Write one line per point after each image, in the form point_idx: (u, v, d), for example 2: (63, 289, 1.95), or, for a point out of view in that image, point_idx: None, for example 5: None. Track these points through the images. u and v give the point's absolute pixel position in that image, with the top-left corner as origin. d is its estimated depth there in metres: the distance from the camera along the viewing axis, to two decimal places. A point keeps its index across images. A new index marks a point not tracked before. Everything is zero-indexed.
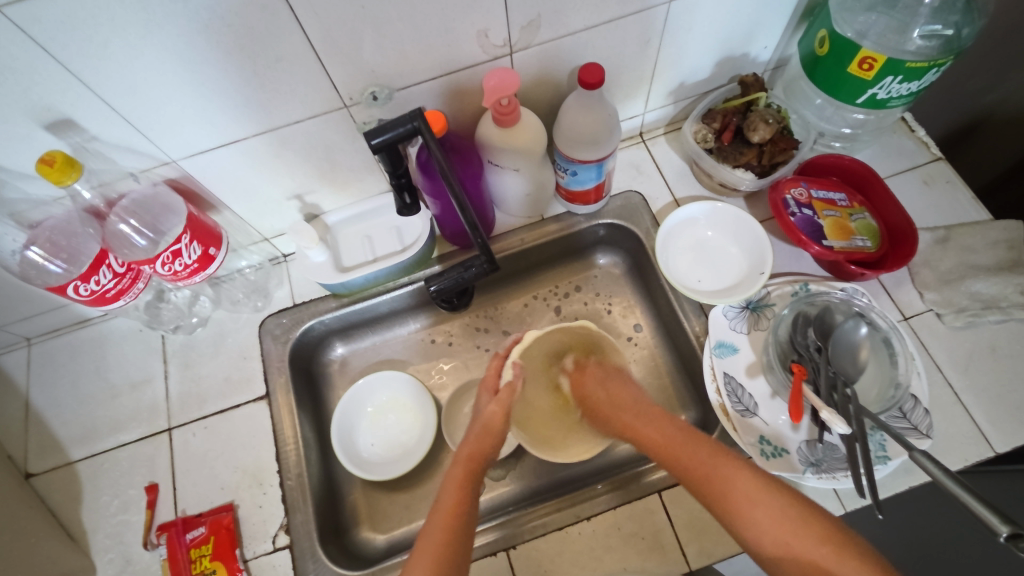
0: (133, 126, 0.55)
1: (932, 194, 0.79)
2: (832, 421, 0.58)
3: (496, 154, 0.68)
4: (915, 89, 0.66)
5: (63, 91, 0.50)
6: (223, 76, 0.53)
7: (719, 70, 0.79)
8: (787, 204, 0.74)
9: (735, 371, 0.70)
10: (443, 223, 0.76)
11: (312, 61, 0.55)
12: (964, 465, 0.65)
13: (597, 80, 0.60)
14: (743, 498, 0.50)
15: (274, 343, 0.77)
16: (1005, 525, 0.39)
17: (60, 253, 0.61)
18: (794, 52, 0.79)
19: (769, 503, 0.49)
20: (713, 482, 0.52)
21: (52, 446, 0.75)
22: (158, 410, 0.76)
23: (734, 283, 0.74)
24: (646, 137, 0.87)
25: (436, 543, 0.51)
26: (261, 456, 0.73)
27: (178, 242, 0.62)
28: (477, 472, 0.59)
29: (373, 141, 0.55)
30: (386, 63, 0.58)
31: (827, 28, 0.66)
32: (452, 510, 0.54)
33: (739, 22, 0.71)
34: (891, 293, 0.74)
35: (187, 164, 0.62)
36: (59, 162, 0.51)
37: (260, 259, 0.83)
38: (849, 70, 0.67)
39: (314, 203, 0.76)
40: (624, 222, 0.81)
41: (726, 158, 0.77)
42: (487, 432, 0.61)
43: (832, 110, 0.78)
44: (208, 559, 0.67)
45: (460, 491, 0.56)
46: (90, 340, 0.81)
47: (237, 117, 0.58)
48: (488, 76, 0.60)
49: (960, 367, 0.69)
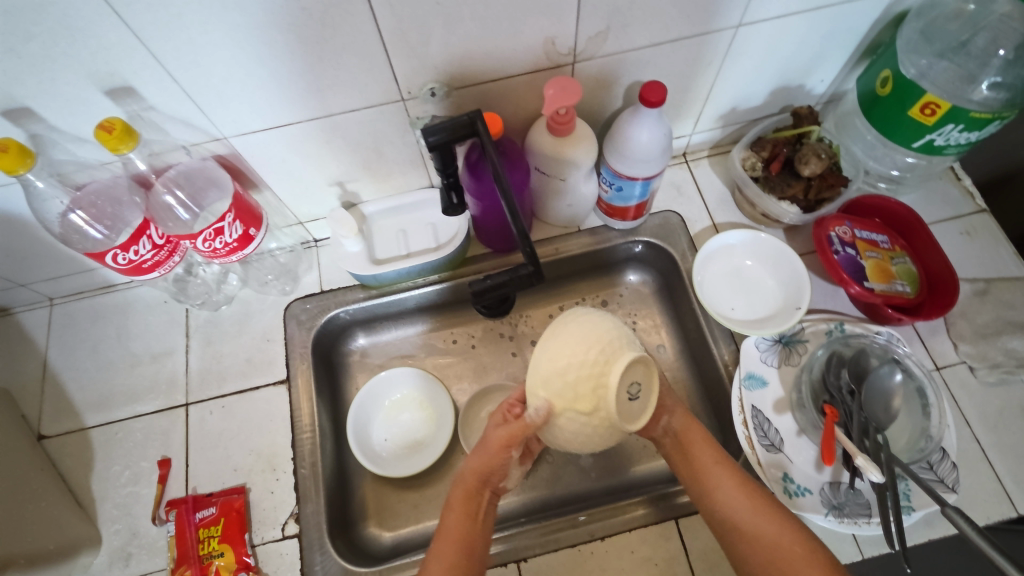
0: (191, 99, 0.54)
1: (974, 245, 0.78)
2: (866, 467, 0.57)
3: (548, 162, 0.67)
4: (974, 139, 0.66)
5: (128, 58, 0.49)
6: (286, 58, 0.52)
7: (773, 99, 0.78)
8: (831, 241, 0.73)
9: (763, 405, 0.69)
10: (482, 224, 0.75)
11: (378, 50, 0.54)
12: (986, 524, 0.64)
13: (659, 98, 0.60)
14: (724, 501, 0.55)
15: (298, 328, 0.77)
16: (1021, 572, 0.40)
17: (103, 219, 0.60)
18: (850, 88, 0.78)
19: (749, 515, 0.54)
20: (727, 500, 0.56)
21: (67, 410, 0.74)
22: (177, 384, 0.75)
23: (768, 314, 0.74)
24: (689, 158, 0.86)
25: (453, 534, 0.56)
26: (277, 441, 0.72)
27: (222, 221, 0.61)
28: (473, 497, 0.57)
29: (429, 138, 0.55)
30: (449, 61, 0.58)
31: (892, 68, 0.66)
32: (462, 507, 0.57)
33: (802, 53, 0.70)
34: (925, 341, 0.73)
35: (237, 142, 0.61)
36: (118, 129, 0.50)
37: (292, 242, 0.82)
38: (909, 113, 0.67)
39: (353, 191, 0.75)
40: (661, 242, 0.80)
41: (773, 189, 0.76)
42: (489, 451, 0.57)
43: (883, 150, 0.77)
44: (216, 540, 0.66)
45: (461, 494, 0.58)
46: (114, 306, 0.80)
47: (294, 100, 0.58)
48: (549, 84, 0.59)
49: (988, 424, 0.68)
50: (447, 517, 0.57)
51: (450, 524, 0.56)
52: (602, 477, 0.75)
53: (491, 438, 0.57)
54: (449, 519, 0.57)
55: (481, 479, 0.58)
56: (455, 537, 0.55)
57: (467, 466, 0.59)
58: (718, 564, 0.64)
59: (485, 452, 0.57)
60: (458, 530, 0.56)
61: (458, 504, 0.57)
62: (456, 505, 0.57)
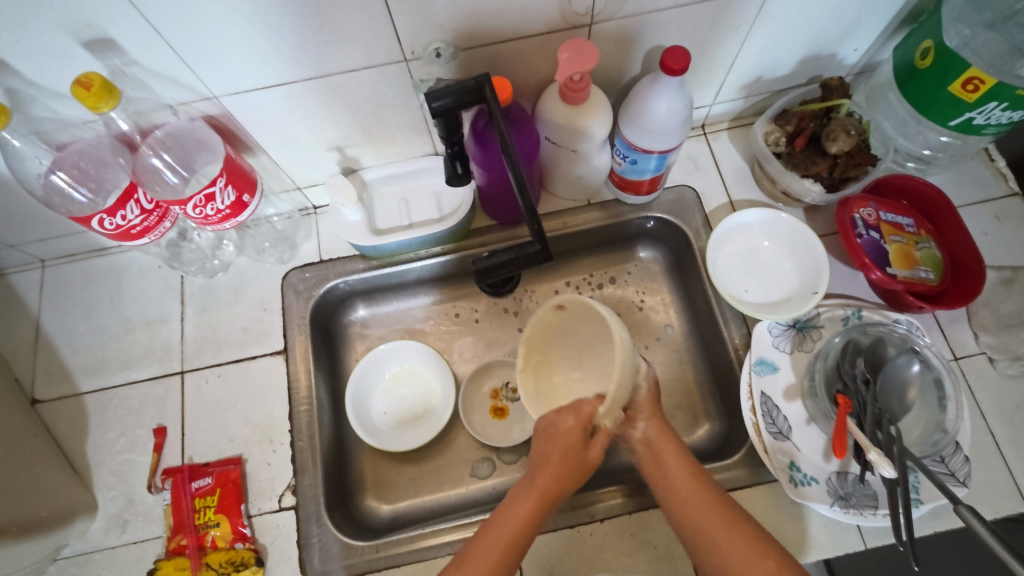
0: (178, 55, 0.51)
1: (1004, 231, 0.74)
2: (878, 463, 0.55)
3: (559, 132, 0.64)
4: (1017, 119, 0.61)
5: (107, 8, 0.45)
6: (281, 12, 0.49)
7: (801, 69, 0.73)
8: (854, 223, 0.69)
9: (773, 392, 0.67)
10: (487, 195, 0.71)
11: (379, 5, 0.50)
12: (994, 518, 0.63)
13: (682, 66, 0.56)
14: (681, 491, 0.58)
15: (296, 298, 0.75)
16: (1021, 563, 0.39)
17: (87, 181, 0.57)
18: (885, 58, 0.73)
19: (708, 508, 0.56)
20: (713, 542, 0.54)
21: (61, 374, 0.73)
22: (172, 351, 0.74)
23: (783, 298, 0.71)
24: (708, 130, 0.81)
25: (503, 542, 0.55)
26: (274, 413, 0.71)
27: (213, 185, 0.57)
28: (545, 509, 0.57)
29: (432, 103, 0.51)
30: (457, 19, 0.53)
31: (934, 38, 0.61)
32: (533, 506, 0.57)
33: (837, 19, 0.65)
34: (944, 330, 0.70)
35: (229, 102, 0.57)
36: (97, 86, 0.47)
37: (290, 208, 0.79)
38: (949, 89, 0.62)
39: (354, 157, 0.72)
40: (674, 218, 0.77)
41: (796, 166, 0.72)
42: (568, 459, 0.57)
43: (915, 128, 0.73)
44: (212, 511, 0.66)
45: (529, 497, 0.57)
46: (107, 269, 0.78)
47: (291, 58, 0.54)
48: (564, 48, 0.55)
49: (1004, 418, 0.66)
50: (513, 511, 0.57)
51: (490, 538, 0.55)
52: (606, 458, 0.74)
53: (557, 442, 0.58)
54: (494, 537, 0.55)
55: (551, 491, 0.58)
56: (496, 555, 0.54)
57: (539, 475, 0.58)
58: None
59: (552, 463, 0.58)
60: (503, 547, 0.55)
61: (528, 504, 0.57)
62: (518, 517, 0.56)
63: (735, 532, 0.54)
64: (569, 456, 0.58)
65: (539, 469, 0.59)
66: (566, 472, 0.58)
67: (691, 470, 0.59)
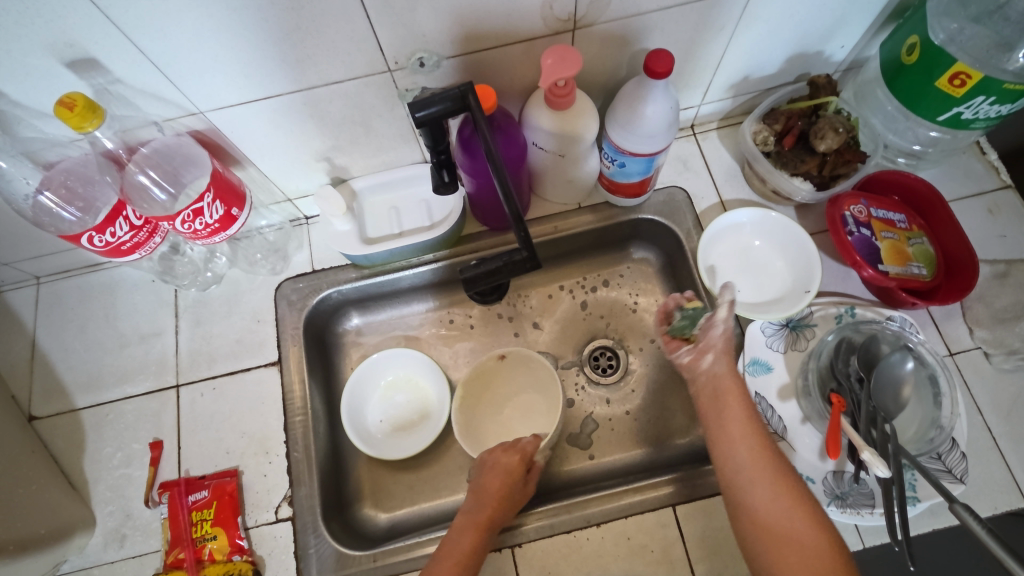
0: (161, 72, 0.51)
1: (997, 224, 0.74)
2: (872, 462, 0.55)
3: (546, 137, 0.64)
4: (1006, 112, 0.61)
5: (87, 27, 0.45)
6: (262, 26, 0.49)
7: (788, 67, 0.73)
8: (845, 221, 0.69)
9: (767, 392, 0.67)
10: (476, 201, 0.71)
11: (360, 17, 0.50)
12: (993, 513, 0.62)
13: (666, 69, 0.55)
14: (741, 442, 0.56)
15: (289, 309, 0.75)
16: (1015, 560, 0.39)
17: (75, 201, 0.57)
18: (873, 54, 0.72)
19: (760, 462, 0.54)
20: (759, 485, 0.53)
21: (57, 391, 0.73)
22: (167, 365, 0.74)
23: (776, 297, 0.71)
24: (697, 130, 0.81)
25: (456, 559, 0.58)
26: (270, 424, 0.71)
27: (201, 201, 0.58)
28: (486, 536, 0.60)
29: (417, 113, 0.51)
30: (439, 28, 0.53)
31: (920, 34, 0.61)
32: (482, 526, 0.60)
33: (822, 17, 0.65)
34: (938, 325, 0.70)
35: (215, 117, 0.58)
36: (79, 106, 0.47)
37: (281, 219, 0.79)
38: (937, 84, 0.62)
39: (343, 167, 0.72)
40: (664, 220, 0.77)
41: (785, 165, 0.72)
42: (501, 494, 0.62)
43: (904, 123, 0.72)
44: (209, 524, 0.66)
45: (478, 524, 0.60)
46: (101, 285, 0.78)
47: (275, 72, 0.54)
48: (547, 54, 0.55)
49: (1001, 413, 0.66)
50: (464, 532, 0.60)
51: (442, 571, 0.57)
52: (602, 461, 0.74)
53: (492, 480, 0.63)
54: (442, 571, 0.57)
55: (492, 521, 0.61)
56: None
57: (478, 513, 0.61)
58: (717, 552, 0.63)
59: (488, 502, 0.61)
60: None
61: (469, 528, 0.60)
62: (461, 554, 0.58)
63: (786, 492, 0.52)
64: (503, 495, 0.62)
65: (475, 506, 0.62)
66: (502, 506, 0.62)
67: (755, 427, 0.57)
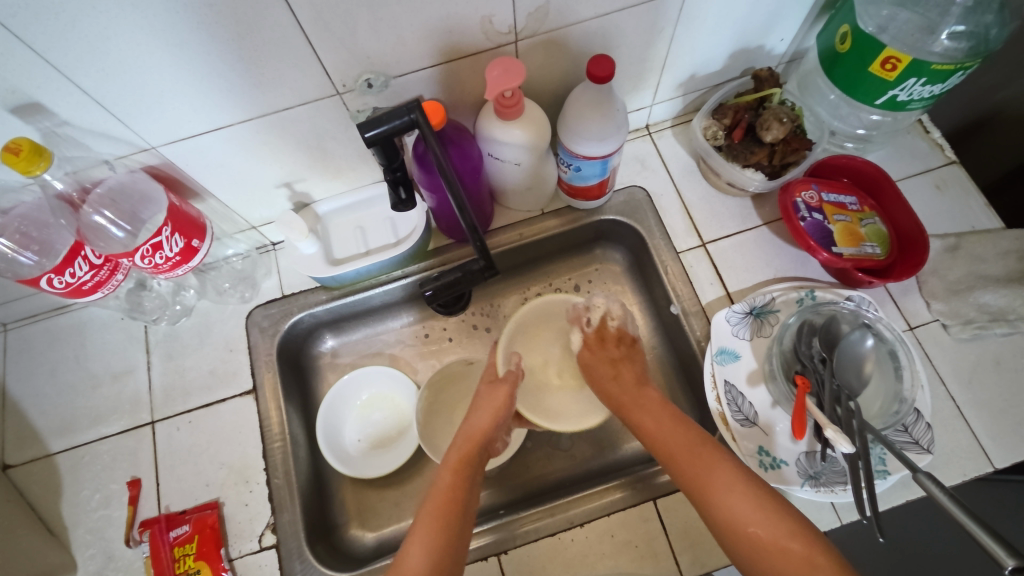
0: (107, 110, 0.51)
1: (944, 200, 0.76)
2: (835, 439, 0.56)
3: (498, 147, 0.65)
4: (938, 92, 0.63)
5: (27, 73, 0.46)
6: (206, 57, 0.49)
7: (732, 63, 0.75)
8: (797, 208, 0.71)
9: (737, 379, 0.68)
10: (439, 215, 0.72)
11: (303, 45, 0.51)
12: (962, 480, 0.64)
13: (607, 73, 0.57)
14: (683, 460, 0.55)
15: (261, 335, 0.75)
16: (1013, 558, 0.36)
17: (31, 244, 0.58)
18: (812, 45, 0.75)
19: (743, 494, 0.50)
20: (696, 476, 0.53)
21: (30, 437, 0.72)
22: (141, 403, 0.74)
23: (681, 316, 0.74)
24: (652, 130, 0.83)
25: (449, 480, 0.57)
26: (248, 453, 0.71)
27: (158, 235, 0.58)
28: (472, 462, 0.59)
29: (367, 134, 0.51)
30: (383, 49, 0.55)
31: (850, 23, 0.63)
32: (465, 453, 0.60)
33: (758, 13, 0.67)
34: (897, 301, 0.72)
35: (168, 151, 0.58)
36: (25, 150, 0.48)
37: (247, 247, 0.79)
38: (871, 69, 0.64)
39: (304, 191, 0.73)
40: (626, 219, 0.78)
41: (736, 157, 0.74)
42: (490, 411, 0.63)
43: (847, 109, 0.75)
44: (192, 558, 0.65)
45: (459, 454, 0.60)
46: (69, 327, 0.77)
47: (225, 102, 0.55)
48: (491, 67, 0.56)
49: (963, 381, 0.68)
50: (445, 468, 0.58)
51: (443, 479, 0.57)
52: (584, 461, 0.75)
53: (467, 430, 0.62)
54: (426, 508, 0.54)
55: (482, 434, 0.62)
56: (436, 528, 0.52)
57: (447, 468, 0.58)
58: (700, 542, 0.64)
59: (462, 444, 0.61)
60: (447, 495, 0.55)
61: (457, 453, 0.60)
62: (443, 488, 0.56)
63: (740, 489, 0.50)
64: (474, 437, 0.61)
65: (448, 452, 0.60)
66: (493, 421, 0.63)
67: (698, 444, 0.55)
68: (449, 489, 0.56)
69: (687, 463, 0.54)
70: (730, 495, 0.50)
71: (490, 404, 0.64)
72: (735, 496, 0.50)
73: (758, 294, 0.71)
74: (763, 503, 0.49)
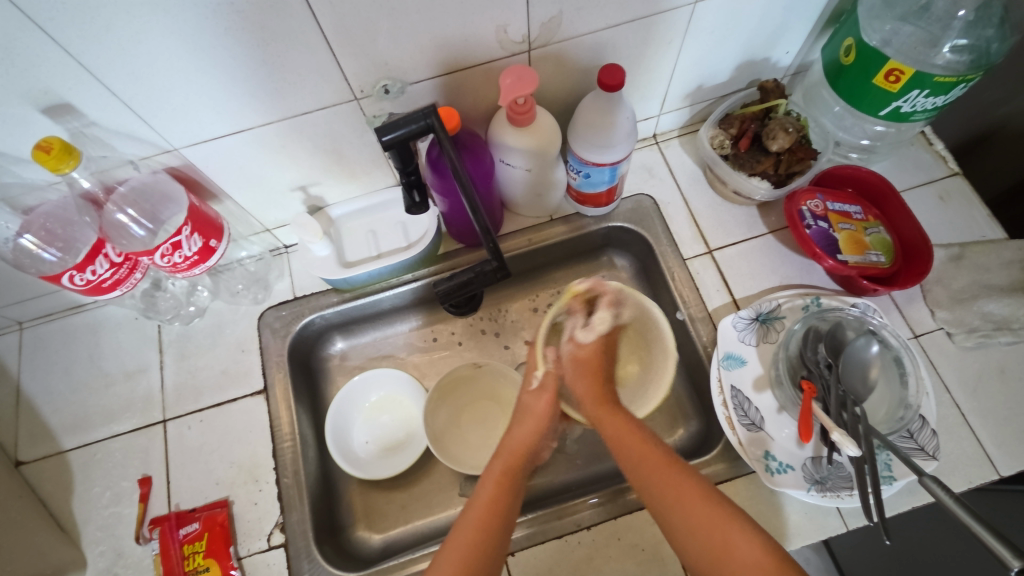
0: (132, 111, 0.53)
1: (947, 210, 0.77)
2: (841, 442, 0.57)
3: (509, 153, 0.66)
4: (941, 103, 0.65)
5: (62, 75, 0.48)
6: (233, 61, 0.51)
7: (738, 74, 0.77)
8: (802, 216, 0.72)
9: (743, 385, 0.69)
10: (450, 220, 0.74)
11: (324, 51, 0.53)
12: (967, 488, 0.64)
13: (618, 82, 0.58)
14: (685, 500, 0.52)
15: (272, 337, 0.76)
16: (1017, 559, 0.36)
17: (55, 241, 0.60)
18: (816, 58, 0.77)
19: (747, 539, 0.48)
20: (705, 525, 0.50)
21: (43, 434, 0.73)
22: (153, 401, 0.75)
23: (688, 322, 0.75)
24: (660, 139, 0.85)
25: (488, 494, 0.58)
26: (258, 452, 0.72)
27: (178, 234, 0.59)
28: (511, 479, 0.60)
29: (384, 138, 0.53)
30: (401, 56, 0.56)
31: (855, 36, 0.65)
32: (503, 471, 0.60)
33: (764, 27, 0.69)
34: (902, 310, 0.73)
35: (189, 153, 0.60)
36: (56, 149, 0.50)
37: (261, 249, 0.81)
38: (874, 81, 0.65)
39: (318, 195, 0.74)
40: (634, 226, 0.80)
41: (742, 166, 0.75)
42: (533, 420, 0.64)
43: (852, 120, 0.76)
44: (202, 556, 0.66)
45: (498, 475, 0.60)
46: (84, 326, 0.79)
47: (248, 106, 0.56)
48: (505, 74, 0.57)
49: (968, 389, 0.68)
50: (486, 481, 0.59)
51: (483, 492, 0.58)
52: (590, 464, 0.75)
53: (511, 443, 0.63)
54: (464, 521, 0.55)
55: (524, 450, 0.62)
56: (469, 545, 0.53)
57: (487, 484, 0.59)
58: None
59: (505, 457, 0.62)
60: (482, 514, 0.56)
61: (497, 469, 0.60)
62: (484, 500, 0.57)
63: (738, 529, 0.49)
64: (518, 452, 0.62)
65: (492, 463, 0.61)
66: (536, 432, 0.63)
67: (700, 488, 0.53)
68: (483, 504, 0.56)
69: (688, 501, 0.52)
70: (746, 546, 0.47)
71: (536, 415, 0.64)
72: (739, 536, 0.48)
73: (764, 300, 0.72)
74: (767, 548, 0.47)
